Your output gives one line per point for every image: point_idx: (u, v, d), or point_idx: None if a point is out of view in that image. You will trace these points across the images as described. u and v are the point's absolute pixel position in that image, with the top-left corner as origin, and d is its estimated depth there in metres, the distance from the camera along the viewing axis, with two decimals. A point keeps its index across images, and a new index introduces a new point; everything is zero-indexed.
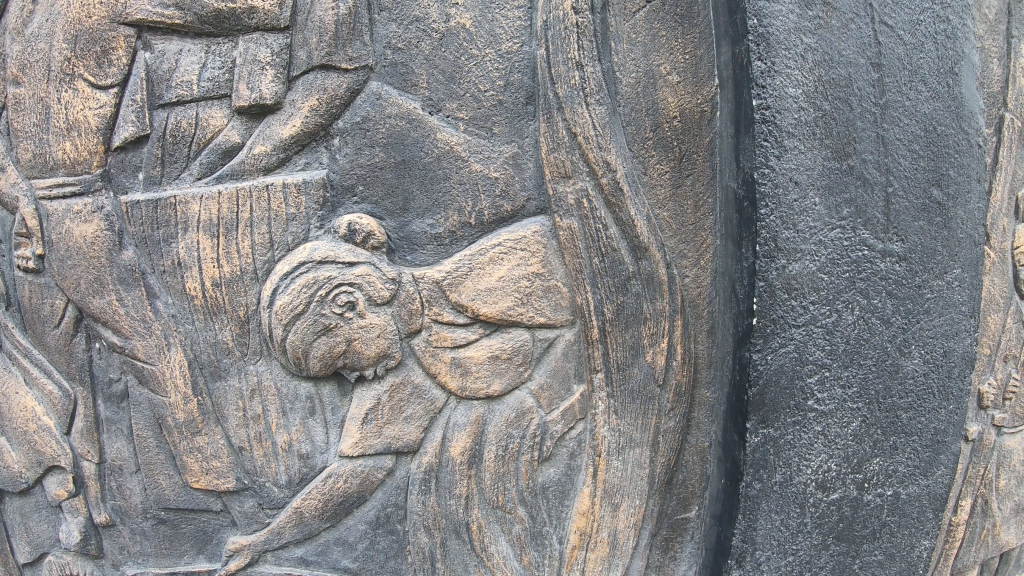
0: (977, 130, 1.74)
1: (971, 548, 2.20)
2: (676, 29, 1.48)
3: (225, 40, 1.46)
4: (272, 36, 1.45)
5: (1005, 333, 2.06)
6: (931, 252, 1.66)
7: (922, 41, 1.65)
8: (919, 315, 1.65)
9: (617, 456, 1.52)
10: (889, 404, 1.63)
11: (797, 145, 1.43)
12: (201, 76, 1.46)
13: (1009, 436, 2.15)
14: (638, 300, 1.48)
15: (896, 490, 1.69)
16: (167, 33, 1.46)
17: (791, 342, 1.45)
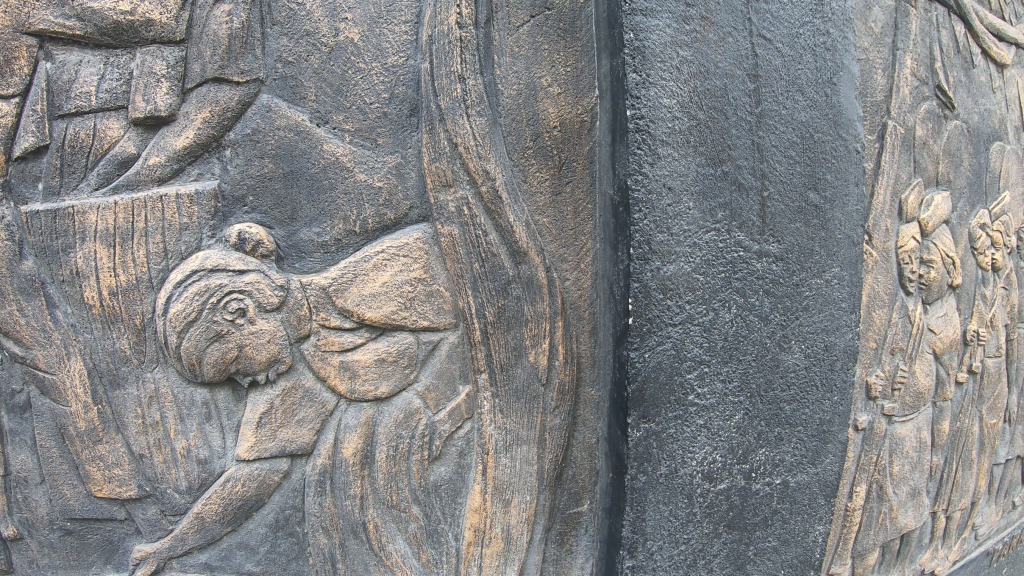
0: (855, 136, 1.81)
1: (871, 531, 2.27)
2: (559, 42, 1.55)
3: (123, 52, 1.48)
4: (168, 49, 1.48)
5: (890, 328, 2.10)
6: (808, 252, 1.70)
7: (800, 53, 1.72)
8: (798, 311, 1.69)
9: (505, 454, 1.57)
10: (771, 397, 1.68)
11: (670, 153, 1.47)
12: (99, 87, 1.48)
13: (899, 424, 2.22)
14: (519, 302, 1.54)
15: (784, 479, 1.77)
16: (68, 44, 1.47)
17: (668, 339, 1.48)
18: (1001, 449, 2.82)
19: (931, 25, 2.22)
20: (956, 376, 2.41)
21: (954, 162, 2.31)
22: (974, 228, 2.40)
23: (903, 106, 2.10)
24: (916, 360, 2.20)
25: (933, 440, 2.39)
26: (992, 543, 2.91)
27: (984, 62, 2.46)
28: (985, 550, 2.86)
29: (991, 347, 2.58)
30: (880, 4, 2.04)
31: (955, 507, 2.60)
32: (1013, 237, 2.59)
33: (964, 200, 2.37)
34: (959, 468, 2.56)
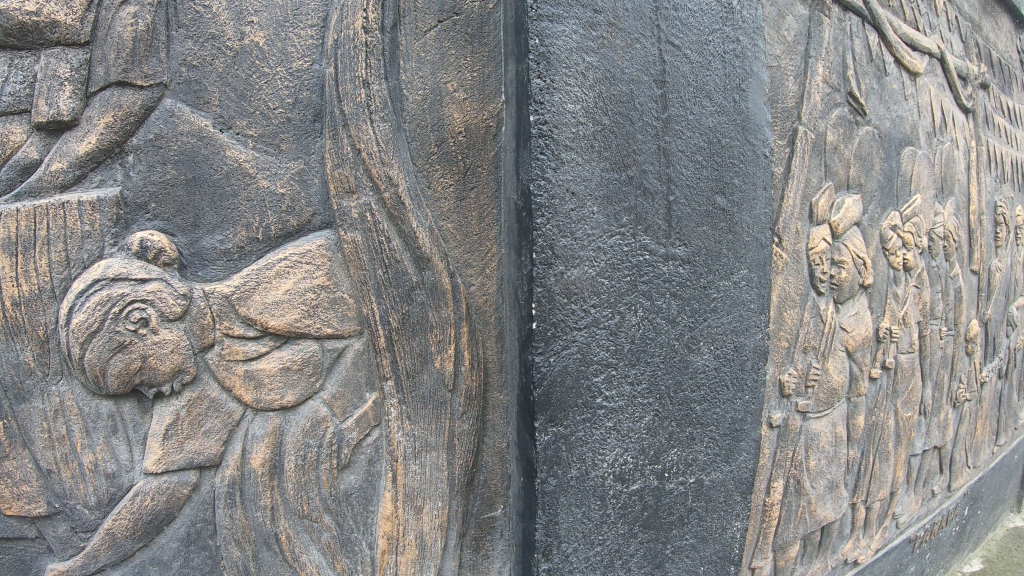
0: (763, 140, 1.73)
1: (791, 525, 2.17)
2: (466, 47, 1.56)
3: (27, 53, 1.39)
4: (72, 51, 1.41)
5: (802, 327, 2.01)
6: (714, 255, 1.63)
7: (709, 59, 1.62)
8: (705, 313, 1.62)
9: (414, 460, 1.57)
10: (681, 398, 1.61)
11: (574, 158, 1.39)
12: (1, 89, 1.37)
13: (814, 420, 2.15)
14: (423, 308, 1.54)
15: (699, 477, 1.69)
16: None
17: (574, 343, 1.41)
18: (918, 440, 2.83)
19: (843, 35, 2.15)
20: (870, 371, 2.35)
21: (865, 166, 2.23)
22: (886, 229, 2.32)
23: (814, 112, 2.00)
24: (829, 358, 2.13)
25: (850, 434, 2.33)
26: (913, 530, 2.98)
27: (897, 71, 2.43)
28: (906, 537, 2.92)
29: (904, 343, 2.53)
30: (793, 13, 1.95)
31: (874, 498, 2.61)
32: (924, 237, 2.55)
33: (876, 203, 2.29)
34: (877, 460, 2.54)
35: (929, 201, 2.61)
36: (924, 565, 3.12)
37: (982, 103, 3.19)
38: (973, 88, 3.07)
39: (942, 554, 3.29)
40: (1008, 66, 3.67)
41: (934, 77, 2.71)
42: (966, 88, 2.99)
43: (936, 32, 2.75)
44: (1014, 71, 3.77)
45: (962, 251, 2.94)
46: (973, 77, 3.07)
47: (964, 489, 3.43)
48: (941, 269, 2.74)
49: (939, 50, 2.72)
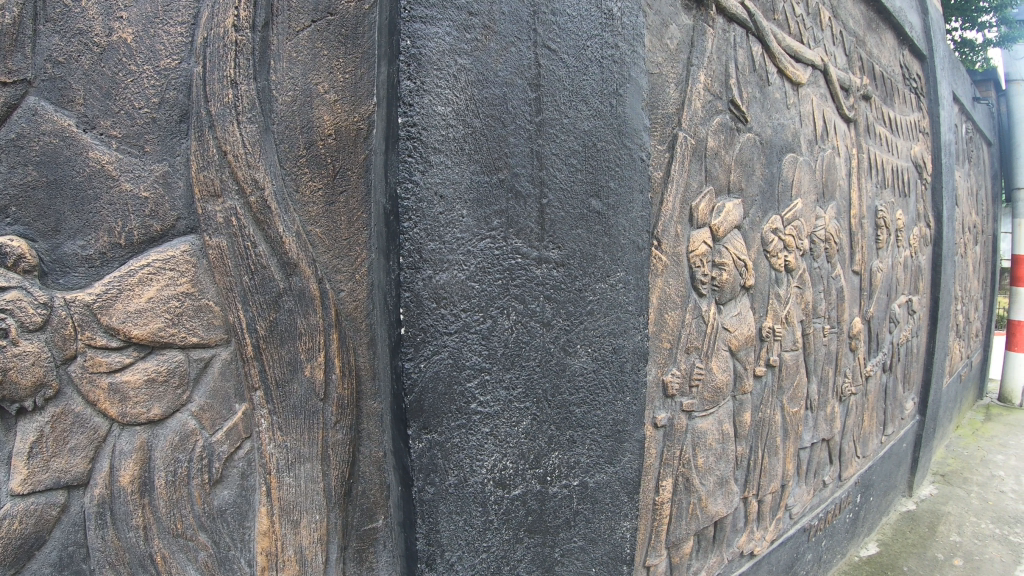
0: (640, 145, 1.66)
1: (682, 522, 2.06)
2: (339, 48, 1.55)
3: None
4: None
5: (684, 328, 1.94)
6: (590, 257, 1.55)
7: (586, 65, 1.55)
8: (582, 316, 1.55)
9: (288, 473, 1.52)
10: (559, 402, 1.53)
11: (443, 161, 1.35)
12: None
13: (700, 419, 2.07)
14: (291, 315, 1.50)
15: (583, 480, 1.60)
16: None
17: (444, 348, 1.37)
18: (805, 433, 2.87)
19: (728, 45, 2.12)
20: (754, 369, 2.35)
21: (746, 172, 2.22)
22: (767, 233, 2.35)
23: (694, 119, 1.93)
24: (712, 358, 2.09)
25: (736, 431, 2.28)
26: (808, 520, 2.99)
27: (780, 80, 2.44)
28: (800, 527, 2.91)
29: (788, 342, 2.57)
30: (676, 22, 1.90)
31: (765, 490, 2.55)
32: (805, 240, 2.62)
33: (756, 207, 2.30)
34: (765, 454, 2.51)
35: (810, 206, 2.68)
36: (820, 553, 3.20)
37: (864, 113, 3.32)
38: (855, 99, 3.19)
39: (836, 540, 3.43)
40: (890, 78, 3.83)
41: (817, 88, 2.77)
42: (848, 98, 3.09)
43: (820, 45, 2.84)
44: (895, 83, 3.93)
45: (843, 254, 3.07)
46: (855, 88, 3.18)
47: (856, 478, 3.55)
48: (822, 270, 2.85)
49: (822, 63, 2.80)
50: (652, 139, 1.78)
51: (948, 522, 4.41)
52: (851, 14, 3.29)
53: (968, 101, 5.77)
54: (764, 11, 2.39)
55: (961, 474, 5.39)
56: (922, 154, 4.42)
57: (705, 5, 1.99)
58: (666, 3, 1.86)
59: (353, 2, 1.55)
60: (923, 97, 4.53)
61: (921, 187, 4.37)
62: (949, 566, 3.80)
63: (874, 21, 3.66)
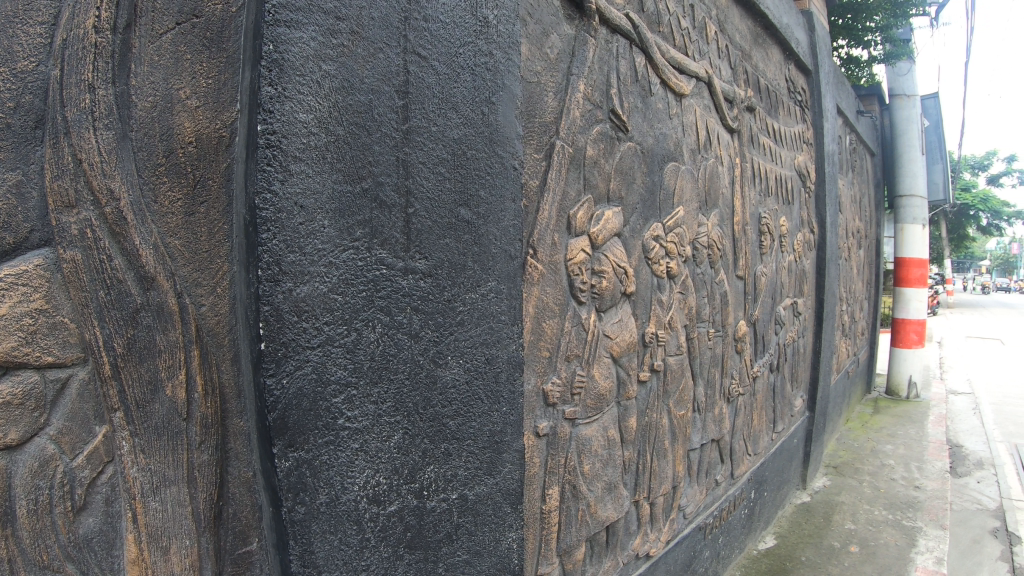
0: (512, 153, 1.64)
1: (573, 528, 2.06)
2: (203, 52, 1.48)
3: None
4: None
5: (563, 337, 1.94)
6: (458, 267, 1.53)
7: (457, 73, 1.53)
8: (452, 327, 1.52)
9: (153, 497, 1.44)
10: (431, 414, 1.50)
11: (304, 170, 1.33)
12: None
13: (584, 426, 2.07)
14: (150, 332, 1.42)
15: (461, 493, 1.57)
16: None
17: (307, 363, 1.34)
18: (695, 435, 2.91)
19: (610, 55, 2.14)
20: (638, 375, 2.38)
21: (625, 180, 2.24)
22: (648, 240, 2.39)
23: (573, 128, 1.94)
24: (594, 364, 2.10)
25: (622, 436, 2.30)
26: (703, 518, 3.05)
27: (663, 91, 2.49)
28: (695, 526, 2.96)
29: (672, 346, 2.62)
30: (556, 32, 1.90)
31: (657, 493, 2.57)
32: (687, 246, 2.69)
33: (637, 215, 2.33)
34: (654, 457, 2.54)
35: (691, 214, 2.74)
36: (718, 550, 3.28)
37: (748, 124, 3.43)
38: (740, 110, 3.29)
39: (733, 535, 3.52)
40: (775, 90, 3.98)
41: (701, 99, 2.84)
42: (732, 109, 3.19)
43: (705, 58, 2.91)
44: (780, 95, 4.09)
45: (726, 259, 3.16)
46: (739, 99, 3.28)
47: (749, 475, 3.65)
48: (706, 276, 2.93)
49: (706, 75, 2.87)
50: (527, 148, 1.77)
51: (842, 512, 4.61)
52: (737, 28, 3.40)
53: (851, 114, 6.07)
54: (649, 23, 2.43)
55: (853, 465, 5.65)
56: (807, 163, 4.60)
57: (587, 15, 2.01)
58: (548, 13, 1.87)
59: (220, 3, 1.48)
60: (808, 109, 4.73)
61: (805, 195, 4.56)
62: (845, 554, 3.98)
63: (760, 35, 3.79)
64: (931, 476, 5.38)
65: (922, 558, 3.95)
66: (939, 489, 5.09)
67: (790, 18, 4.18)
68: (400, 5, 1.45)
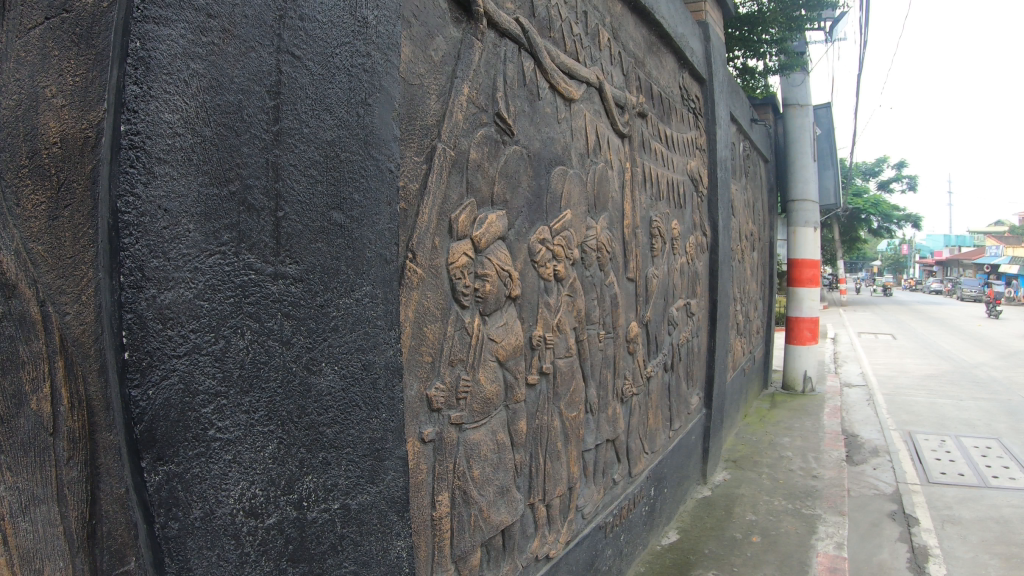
0: (388, 156, 1.62)
1: (465, 534, 2.05)
2: (71, 49, 1.35)
3: None
4: None
5: (445, 341, 1.93)
6: (331, 272, 1.50)
7: (331, 73, 1.50)
8: (325, 334, 1.49)
9: (23, 517, 1.29)
10: (306, 423, 1.46)
11: (168, 172, 1.27)
12: None
13: (471, 431, 2.06)
14: (11, 343, 1.27)
15: (343, 502, 1.54)
16: None
17: (174, 373, 1.28)
18: (588, 435, 2.94)
19: (496, 59, 2.15)
20: (526, 378, 2.39)
21: (511, 184, 2.24)
22: (534, 244, 2.39)
23: (456, 132, 1.92)
24: (479, 369, 2.09)
25: (512, 439, 2.30)
26: (603, 517, 3.08)
27: (552, 96, 2.51)
28: (595, 526, 2.99)
29: (560, 349, 2.64)
30: (440, 34, 1.90)
31: (552, 494, 2.59)
32: (575, 249, 2.71)
33: (523, 218, 2.33)
34: (547, 459, 2.55)
35: (580, 217, 2.77)
36: (619, 547, 3.33)
37: (639, 129, 3.51)
38: (631, 116, 3.36)
39: (634, 533, 3.58)
40: (668, 97, 4.09)
41: (591, 104, 2.89)
42: (623, 115, 3.25)
43: (596, 64, 2.96)
44: (673, 102, 4.20)
45: (616, 262, 3.22)
46: (631, 105, 3.35)
47: (647, 473, 3.72)
48: (595, 279, 2.97)
49: (597, 80, 2.91)
50: (405, 150, 1.75)
51: (743, 504, 4.76)
52: (631, 36, 3.47)
53: (745, 122, 6.30)
54: (540, 28, 2.46)
55: (751, 458, 5.85)
56: (700, 168, 4.75)
57: (474, 19, 2.02)
58: (434, 15, 1.87)
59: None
60: (701, 116, 4.87)
61: (697, 199, 4.70)
62: (747, 544, 4.12)
63: (655, 44, 3.88)
64: (828, 465, 5.64)
65: (822, 544, 4.14)
66: (836, 477, 5.34)
67: (684, 28, 4.30)
68: (275, 4, 1.41)
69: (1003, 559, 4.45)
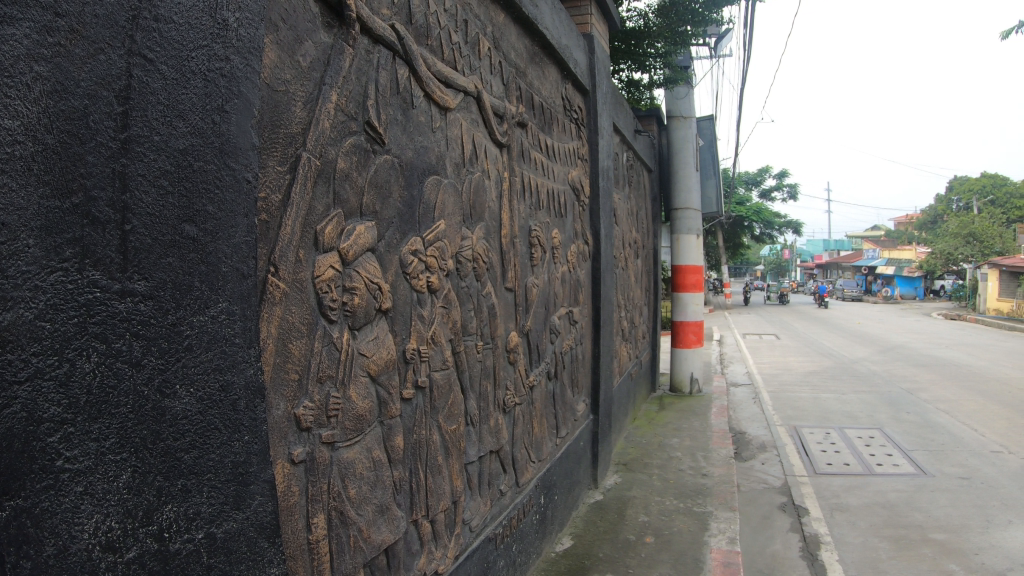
0: (245, 165, 1.54)
1: (345, 556, 1.98)
2: None
3: None
4: None
5: (313, 357, 1.86)
6: (183, 288, 1.41)
7: (186, 78, 1.42)
8: (178, 354, 1.40)
9: None
10: (161, 449, 1.37)
11: (6, 183, 1.18)
12: None
13: (344, 449, 1.99)
14: None
15: (208, 532, 1.45)
16: None
17: (16, 401, 1.18)
18: (470, 447, 2.92)
19: (368, 66, 2.10)
20: (401, 393, 2.34)
21: (381, 194, 2.20)
22: (405, 255, 2.34)
23: (322, 140, 1.87)
24: (350, 385, 2.03)
25: (389, 456, 2.25)
26: (491, 529, 3.06)
27: (426, 104, 2.48)
28: (483, 538, 2.97)
29: (436, 361, 2.61)
30: (308, 39, 1.84)
31: (436, 509, 2.55)
32: (449, 260, 2.69)
33: (394, 229, 2.28)
34: (428, 474, 2.50)
35: (455, 227, 2.75)
36: (511, 557, 3.32)
37: (518, 138, 3.53)
38: (510, 125, 3.37)
39: (526, 542, 3.58)
40: (549, 107, 4.13)
41: (468, 113, 2.88)
42: (502, 124, 3.26)
43: (475, 72, 2.95)
44: (555, 113, 4.25)
45: (493, 272, 3.21)
46: (511, 114, 3.37)
47: (534, 481, 3.73)
48: (471, 289, 2.96)
49: (475, 89, 2.91)
50: (265, 160, 1.68)
51: (634, 506, 4.84)
52: (512, 46, 3.49)
53: (629, 132, 6.47)
54: (417, 35, 2.43)
55: (641, 460, 5.97)
56: (581, 178, 4.83)
57: (346, 24, 1.98)
58: (304, 19, 1.82)
59: None
60: (584, 127, 4.95)
61: (578, 209, 4.78)
62: (641, 545, 4.19)
63: (538, 54, 3.92)
64: (716, 463, 5.83)
65: (715, 540, 4.26)
66: (724, 474, 5.52)
67: (568, 39, 4.36)
68: (128, 3, 1.33)
69: (891, 541, 4.70)
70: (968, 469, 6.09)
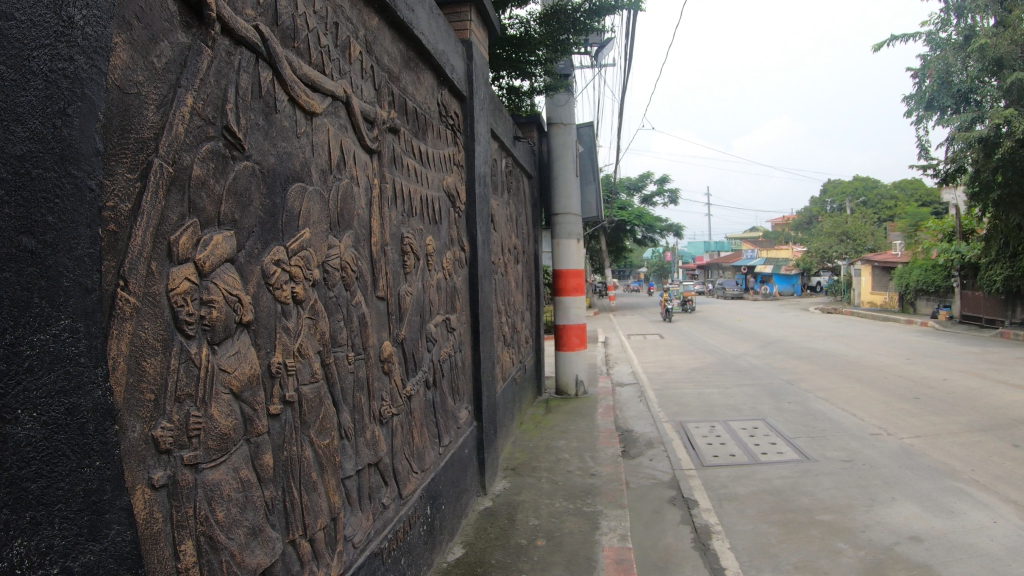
0: (89, 172, 1.44)
1: None
2: None
3: None
4: None
5: (169, 375, 1.76)
6: (21, 305, 1.30)
7: (25, 78, 1.33)
8: (18, 376, 1.29)
9: None
10: (5, 480, 1.26)
11: None
12: None
13: (209, 470, 1.90)
14: None
15: (64, 566, 1.34)
16: None
17: None
18: (346, 461, 2.85)
19: (228, 68, 2.02)
20: (267, 409, 2.25)
21: (241, 203, 2.11)
22: (267, 265, 2.26)
23: (175, 145, 1.77)
24: (211, 403, 1.94)
25: (258, 475, 2.16)
26: (376, 544, 3.00)
27: (290, 109, 2.41)
28: (367, 554, 2.90)
29: (305, 375, 2.53)
30: (164, 38, 1.75)
31: (313, 528, 2.47)
32: (314, 270, 2.61)
33: (254, 238, 2.20)
34: (302, 492, 2.42)
35: (320, 236, 2.67)
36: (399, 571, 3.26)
37: (389, 144, 3.48)
38: (381, 130, 3.31)
39: (414, 554, 3.53)
40: (424, 113, 4.10)
41: (336, 119, 2.82)
42: (372, 130, 3.20)
43: (344, 77, 2.89)
44: (430, 119, 4.23)
45: (363, 281, 3.15)
46: (381, 120, 3.31)
47: (418, 492, 3.68)
48: (339, 299, 2.88)
49: (344, 94, 2.85)
50: (111, 166, 1.57)
51: (524, 510, 4.87)
52: (385, 51, 3.44)
53: (508, 139, 6.52)
54: (282, 37, 2.36)
55: (529, 464, 6.01)
56: (457, 184, 4.82)
57: (206, 24, 1.89)
58: (159, 18, 1.73)
59: None
60: (461, 134, 4.95)
61: (454, 215, 4.77)
62: (533, 549, 4.22)
63: (412, 60, 3.88)
64: (602, 463, 5.95)
65: (606, 538, 4.35)
66: (611, 473, 5.64)
67: (445, 45, 4.35)
68: None
69: (781, 526, 4.93)
70: (850, 452, 6.47)
